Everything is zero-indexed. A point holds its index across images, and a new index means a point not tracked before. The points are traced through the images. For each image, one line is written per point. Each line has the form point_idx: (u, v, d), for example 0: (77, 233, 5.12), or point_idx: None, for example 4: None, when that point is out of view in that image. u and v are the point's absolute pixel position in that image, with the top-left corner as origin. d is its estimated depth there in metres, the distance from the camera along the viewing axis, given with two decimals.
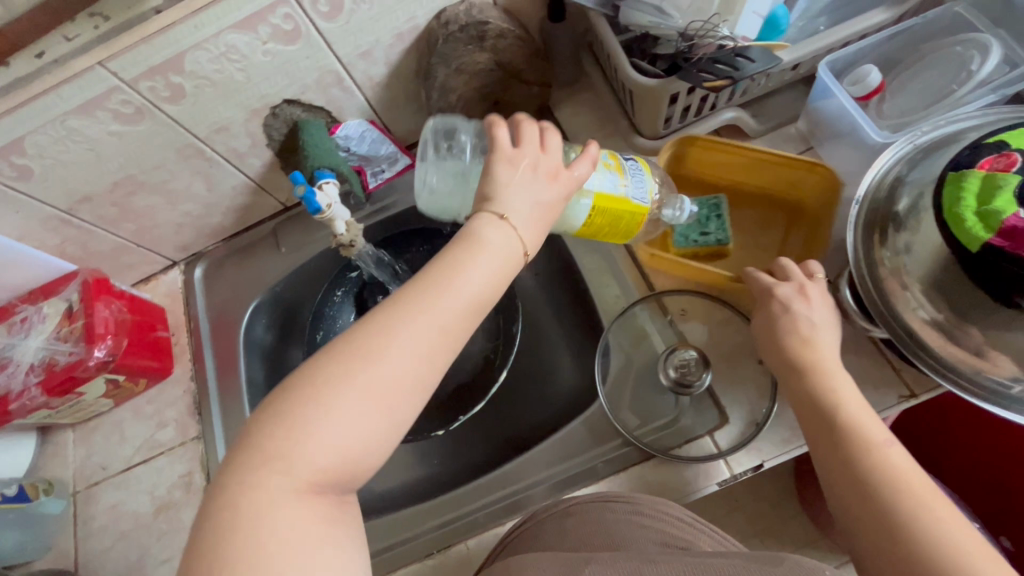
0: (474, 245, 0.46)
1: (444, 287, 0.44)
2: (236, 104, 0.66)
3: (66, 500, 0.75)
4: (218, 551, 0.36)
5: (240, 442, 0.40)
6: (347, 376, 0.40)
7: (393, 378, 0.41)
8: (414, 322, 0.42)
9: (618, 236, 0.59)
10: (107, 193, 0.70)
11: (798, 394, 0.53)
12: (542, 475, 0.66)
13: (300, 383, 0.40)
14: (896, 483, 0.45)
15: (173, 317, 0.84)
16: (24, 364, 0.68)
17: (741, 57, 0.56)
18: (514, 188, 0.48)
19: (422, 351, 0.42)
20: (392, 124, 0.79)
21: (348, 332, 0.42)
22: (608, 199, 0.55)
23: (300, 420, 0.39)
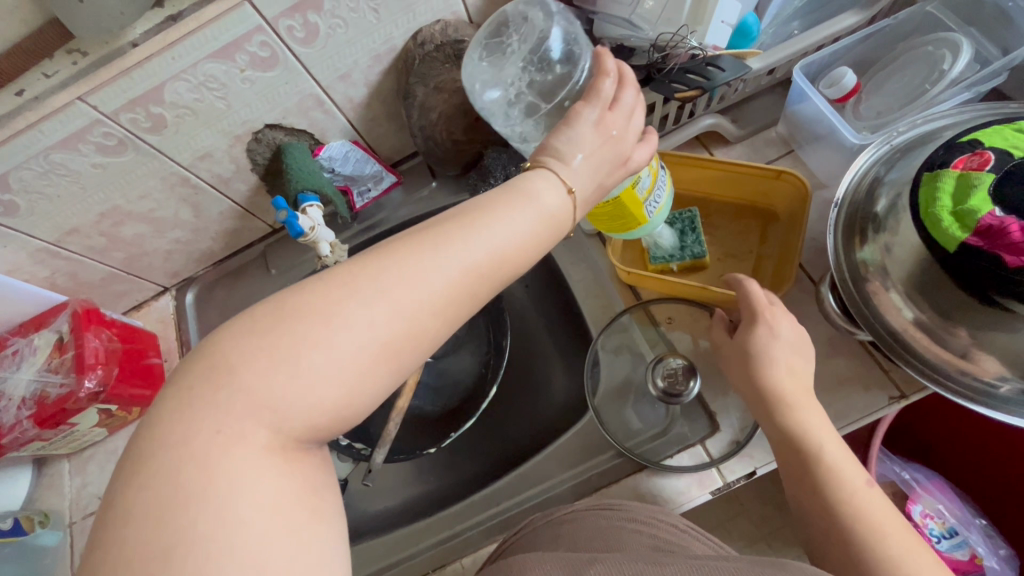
0: (510, 201, 0.43)
1: (468, 234, 0.41)
2: (218, 131, 0.67)
3: (62, 531, 0.75)
4: (178, 519, 0.32)
5: (217, 380, 0.36)
6: (361, 322, 0.37)
7: (408, 330, 0.38)
8: (441, 272, 0.39)
9: (606, 227, 0.57)
10: (93, 224, 0.71)
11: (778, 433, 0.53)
12: (536, 489, 0.66)
13: (309, 321, 0.37)
14: (871, 527, 0.47)
15: (165, 343, 0.84)
16: (16, 397, 0.68)
17: (711, 67, 0.57)
18: (590, 158, 0.45)
19: (439, 306, 0.39)
20: (376, 143, 0.80)
21: (364, 266, 0.39)
22: (633, 198, 0.52)
23: (301, 364, 0.36)
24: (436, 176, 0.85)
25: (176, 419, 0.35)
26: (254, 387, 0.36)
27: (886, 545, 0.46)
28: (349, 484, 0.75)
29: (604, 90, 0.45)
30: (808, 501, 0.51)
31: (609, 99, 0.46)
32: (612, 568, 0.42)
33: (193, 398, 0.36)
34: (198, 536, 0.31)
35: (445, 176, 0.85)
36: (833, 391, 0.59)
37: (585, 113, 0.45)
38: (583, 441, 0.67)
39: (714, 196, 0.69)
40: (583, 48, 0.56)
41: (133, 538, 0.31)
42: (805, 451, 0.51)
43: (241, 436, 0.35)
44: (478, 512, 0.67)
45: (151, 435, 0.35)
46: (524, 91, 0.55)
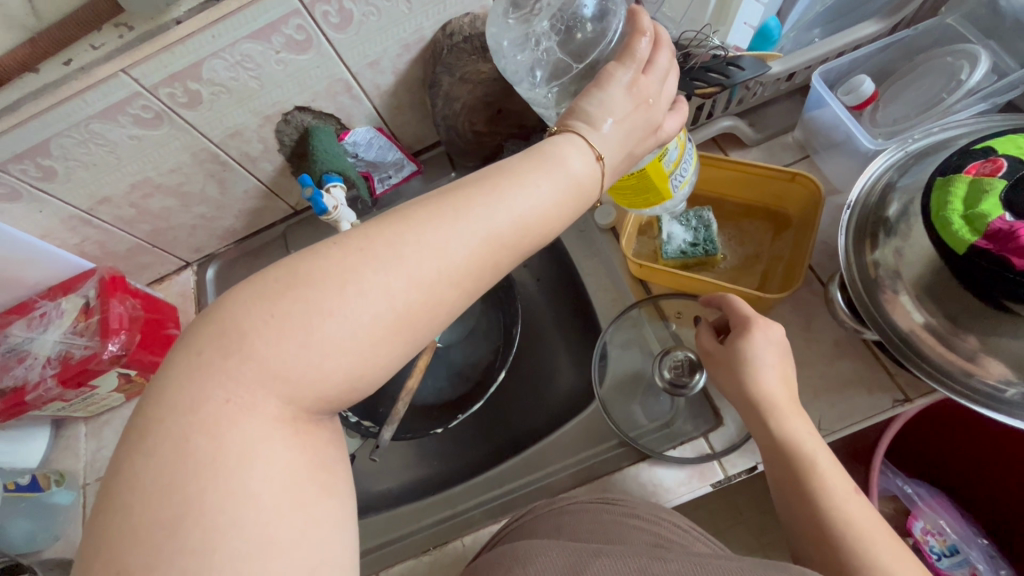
0: (521, 174, 0.44)
1: (479, 210, 0.41)
2: (249, 110, 0.69)
3: (75, 491, 0.77)
4: (196, 484, 0.33)
5: (233, 343, 0.37)
6: (374, 294, 0.38)
7: (417, 304, 0.40)
8: (454, 241, 0.40)
9: (631, 202, 0.58)
10: (125, 194, 0.73)
11: (767, 440, 0.54)
12: (538, 475, 0.67)
13: (324, 288, 0.37)
14: (856, 533, 0.48)
15: (184, 316, 0.87)
16: (40, 357, 0.71)
17: (732, 66, 0.57)
18: (619, 126, 0.46)
19: (450, 280, 0.40)
20: (399, 132, 0.82)
21: (376, 235, 0.40)
22: (659, 170, 0.53)
23: (312, 331, 0.37)
24: (456, 167, 0.87)
25: (185, 386, 0.36)
26: (266, 355, 0.37)
27: (870, 549, 0.47)
28: (356, 460, 0.76)
29: (640, 52, 0.47)
30: (797, 508, 0.52)
31: (642, 60, 0.47)
32: (614, 565, 0.42)
33: (206, 360, 0.37)
34: (206, 504, 0.33)
35: (465, 168, 0.86)
36: (836, 392, 0.59)
37: (618, 73, 0.47)
38: (588, 431, 0.69)
39: (727, 197, 0.70)
40: (614, 6, 0.56)
41: (144, 485, 0.33)
42: (794, 458, 0.52)
43: (250, 407, 0.36)
44: (482, 494, 0.69)
45: (160, 401, 0.36)
46: (551, 51, 0.56)
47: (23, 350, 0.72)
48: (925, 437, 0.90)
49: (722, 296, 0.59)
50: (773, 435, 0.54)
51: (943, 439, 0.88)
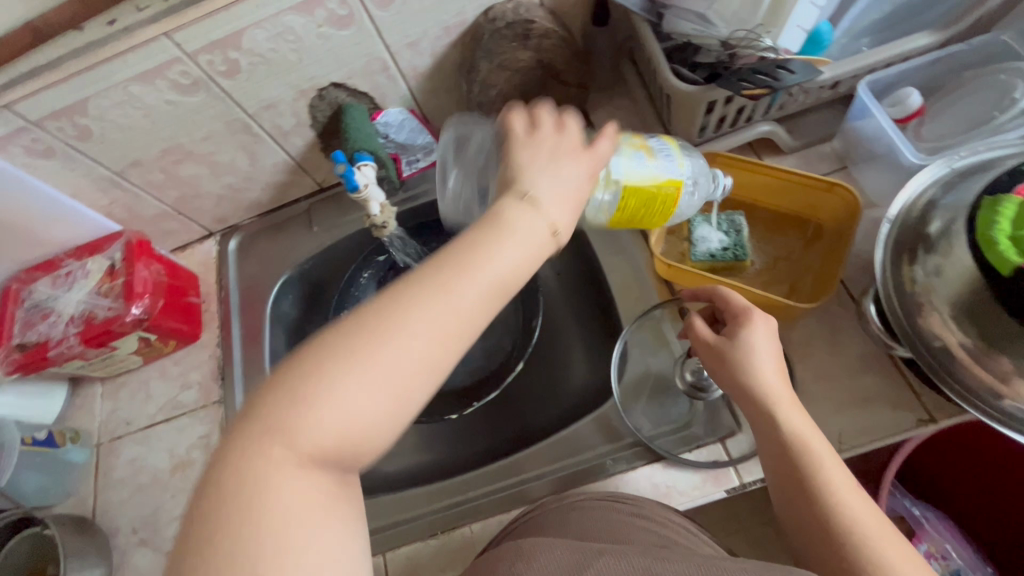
0: (508, 228, 0.42)
1: (466, 267, 0.40)
2: (285, 83, 0.69)
3: (89, 450, 0.78)
4: (240, 546, 0.32)
5: (258, 425, 0.35)
6: (399, 365, 0.37)
7: (438, 367, 0.38)
8: (461, 303, 0.39)
9: (655, 219, 0.59)
10: (156, 159, 0.73)
11: (768, 439, 0.51)
12: (546, 468, 0.66)
13: (341, 364, 0.36)
14: (866, 539, 0.45)
15: (204, 285, 0.87)
16: (65, 315, 0.71)
17: (781, 69, 0.57)
18: (539, 175, 0.47)
19: (450, 329, 0.38)
20: (431, 115, 0.82)
21: (382, 311, 0.38)
22: (634, 184, 0.55)
23: (337, 402, 0.35)
24: None
25: (214, 467, 0.35)
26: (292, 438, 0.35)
27: (882, 553, 0.44)
28: None
29: (517, 129, 0.50)
30: (802, 511, 0.49)
31: (527, 128, 0.51)
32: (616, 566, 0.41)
33: (231, 449, 0.35)
34: (252, 564, 0.31)
35: None
36: (860, 407, 0.58)
37: (514, 148, 0.49)
38: (600, 427, 0.66)
39: (760, 203, 0.70)
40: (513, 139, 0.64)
41: (194, 558, 0.32)
42: (799, 458, 0.49)
43: (277, 470, 0.34)
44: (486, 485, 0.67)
45: (200, 481, 0.35)
46: (474, 180, 0.65)
47: (48, 307, 0.72)
48: (942, 463, 0.89)
49: (717, 287, 0.58)
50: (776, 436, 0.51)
51: (960, 466, 0.87)
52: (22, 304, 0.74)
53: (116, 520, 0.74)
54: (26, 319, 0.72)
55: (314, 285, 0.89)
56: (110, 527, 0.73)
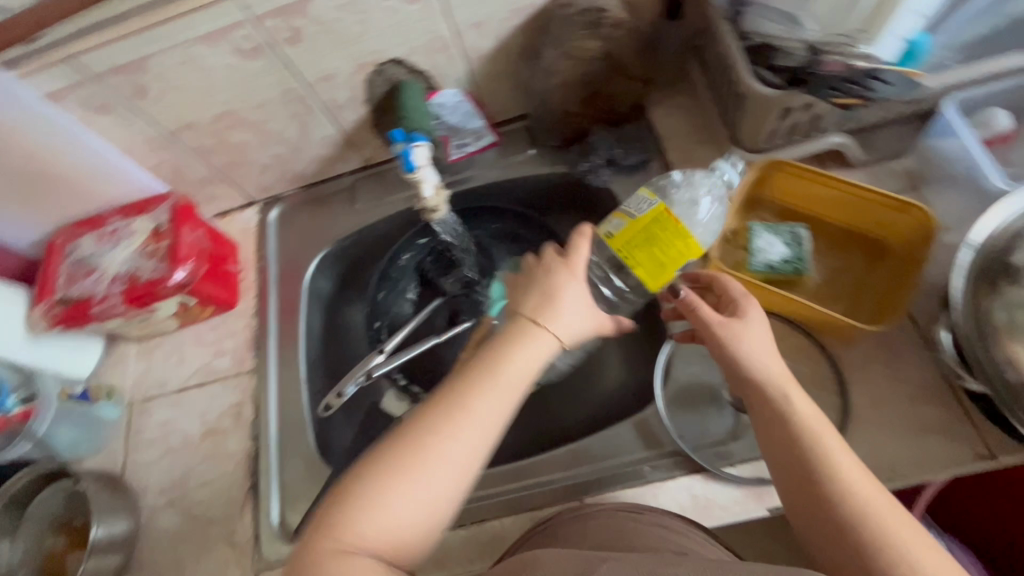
0: (518, 346, 0.49)
1: (481, 383, 0.47)
2: (346, 55, 0.68)
3: (122, 407, 0.79)
4: None
5: (319, 526, 0.44)
6: (431, 475, 0.44)
7: (462, 475, 0.45)
8: (480, 420, 0.46)
9: (683, 254, 0.54)
10: (209, 123, 0.73)
11: (768, 425, 0.49)
12: (580, 471, 0.64)
13: (386, 474, 0.44)
14: (878, 522, 0.43)
15: (243, 253, 0.86)
16: (109, 272, 0.71)
17: (874, 79, 0.57)
18: (539, 298, 0.51)
19: (472, 437, 0.46)
20: (486, 99, 0.80)
21: (414, 432, 0.46)
22: (620, 241, 0.56)
23: (382, 507, 0.43)
24: (535, 145, 0.84)
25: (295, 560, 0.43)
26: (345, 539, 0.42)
27: (896, 535, 0.43)
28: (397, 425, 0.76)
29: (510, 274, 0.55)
30: (810, 501, 0.46)
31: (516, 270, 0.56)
32: (626, 566, 0.40)
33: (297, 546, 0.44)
34: None
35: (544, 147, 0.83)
36: (914, 437, 0.56)
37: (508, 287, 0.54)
38: (640, 433, 0.64)
39: (824, 218, 0.67)
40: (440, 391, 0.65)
41: None
42: (804, 443, 0.47)
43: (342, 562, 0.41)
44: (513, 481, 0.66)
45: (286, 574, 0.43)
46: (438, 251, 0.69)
47: (92, 263, 0.72)
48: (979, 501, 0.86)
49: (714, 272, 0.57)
50: (782, 420, 0.49)
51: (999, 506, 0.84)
52: (67, 258, 0.74)
53: (144, 479, 0.74)
54: (71, 273, 0.73)
55: (352, 263, 0.88)
56: (138, 486, 0.74)
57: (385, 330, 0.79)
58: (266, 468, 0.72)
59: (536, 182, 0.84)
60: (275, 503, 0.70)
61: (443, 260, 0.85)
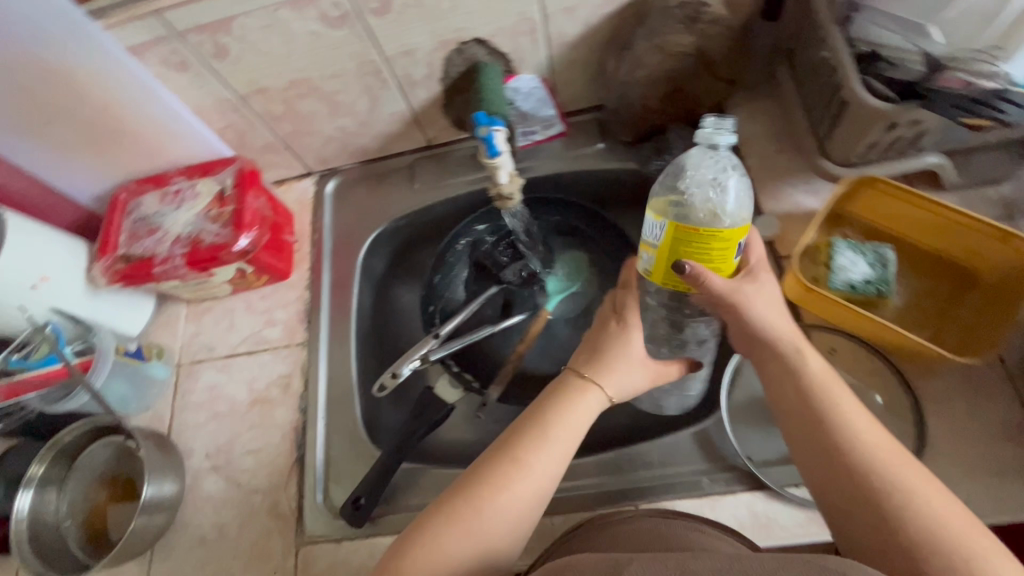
0: (577, 410, 0.52)
1: (539, 436, 0.50)
2: (430, 31, 0.66)
3: (170, 368, 0.79)
4: None
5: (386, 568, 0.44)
6: (497, 530, 0.46)
7: (521, 530, 0.47)
8: (541, 479, 0.49)
9: (729, 245, 0.45)
10: (281, 89, 0.71)
11: (781, 384, 0.50)
12: (636, 475, 0.63)
13: (454, 526, 0.45)
14: (887, 471, 0.43)
15: (298, 224, 0.85)
16: (171, 233, 0.71)
17: (1007, 101, 0.51)
18: (598, 356, 0.55)
19: (533, 485, 0.48)
20: (561, 87, 0.77)
21: (481, 485, 0.48)
22: (662, 276, 0.48)
23: (453, 559, 0.44)
24: (605, 138, 0.81)
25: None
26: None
27: (903, 481, 0.43)
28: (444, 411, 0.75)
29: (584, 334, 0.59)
30: (823, 455, 0.46)
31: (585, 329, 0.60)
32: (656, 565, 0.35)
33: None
34: None
35: (614, 141, 0.81)
36: (995, 478, 0.54)
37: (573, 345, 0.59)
38: (700, 444, 0.63)
39: (910, 241, 0.65)
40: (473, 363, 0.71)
41: None
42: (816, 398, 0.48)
43: None
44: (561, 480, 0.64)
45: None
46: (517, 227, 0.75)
47: (155, 223, 0.72)
48: None
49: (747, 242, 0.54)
50: (796, 379, 0.49)
51: None
52: (129, 216, 0.74)
53: (190, 441, 0.74)
54: (133, 231, 0.72)
55: (405, 242, 0.87)
56: (184, 448, 0.74)
57: (437, 315, 0.79)
58: (312, 442, 0.71)
59: (602, 177, 0.82)
60: (320, 478, 0.69)
61: (502, 246, 0.81)
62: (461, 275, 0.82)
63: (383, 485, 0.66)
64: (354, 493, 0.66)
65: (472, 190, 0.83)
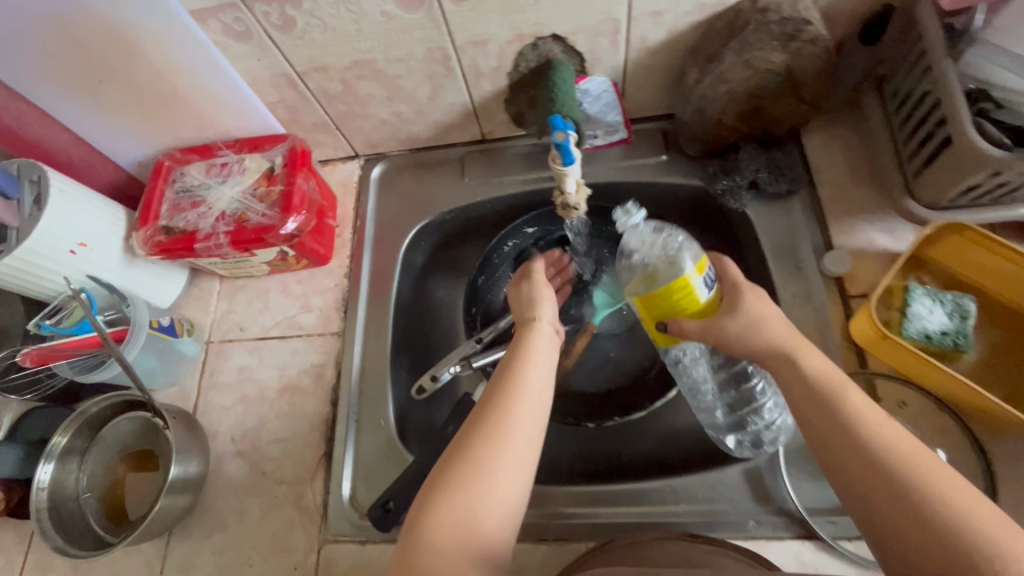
0: (540, 351, 0.53)
1: (524, 375, 0.50)
2: (508, 22, 0.62)
3: (200, 345, 0.77)
4: None
5: (405, 538, 0.43)
6: (506, 462, 0.45)
7: (529, 456, 0.46)
8: (529, 404, 0.48)
9: (682, 297, 0.56)
10: (343, 69, 0.67)
11: (796, 391, 0.50)
12: (679, 510, 0.61)
13: (458, 470, 0.44)
14: (902, 455, 0.44)
15: (341, 209, 0.83)
16: (216, 209, 0.68)
17: None
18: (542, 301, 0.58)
19: (527, 420, 0.47)
20: (631, 92, 0.73)
21: (470, 431, 0.47)
22: (665, 340, 0.61)
23: (469, 503, 0.43)
24: (668, 149, 0.77)
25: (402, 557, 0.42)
26: (442, 543, 0.42)
27: (918, 462, 0.43)
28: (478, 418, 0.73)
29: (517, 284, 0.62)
30: (846, 457, 0.46)
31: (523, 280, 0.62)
32: None
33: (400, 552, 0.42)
34: None
35: (678, 153, 0.77)
36: None
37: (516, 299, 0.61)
38: (749, 484, 0.60)
39: (993, 294, 0.61)
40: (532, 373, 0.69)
41: None
42: (823, 393, 0.49)
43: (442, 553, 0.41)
44: (601, 506, 0.62)
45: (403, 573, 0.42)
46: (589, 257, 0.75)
47: (200, 195, 0.70)
48: None
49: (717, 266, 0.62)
50: (800, 376, 0.51)
51: None
52: (173, 185, 0.72)
53: (216, 423, 0.73)
54: (175, 202, 0.70)
55: (447, 237, 0.84)
56: (210, 429, 0.72)
57: (479, 318, 0.77)
58: (341, 438, 0.69)
59: (661, 190, 0.78)
60: (347, 475, 0.67)
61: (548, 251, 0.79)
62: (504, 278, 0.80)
63: (414, 491, 0.63)
64: (383, 496, 0.63)
65: (524, 191, 0.79)
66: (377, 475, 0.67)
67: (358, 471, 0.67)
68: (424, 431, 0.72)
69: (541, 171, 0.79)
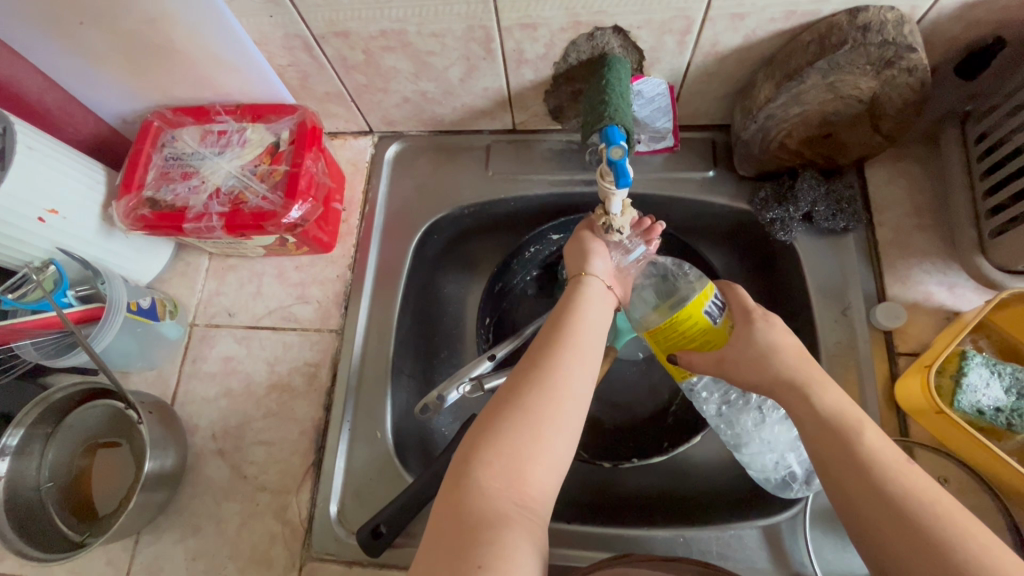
0: (592, 305, 0.53)
1: (575, 330, 0.50)
2: (567, 7, 0.53)
3: (183, 328, 0.70)
4: (462, 558, 0.37)
5: (451, 479, 0.42)
6: (554, 413, 0.44)
7: (577, 410, 0.46)
8: (578, 360, 0.48)
9: (687, 335, 0.52)
10: (367, 37, 0.58)
11: (809, 427, 0.46)
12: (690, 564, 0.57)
13: (506, 417, 0.44)
14: (918, 502, 0.40)
15: (349, 190, 0.74)
16: (211, 184, 0.62)
17: None
18: (596, 256, 0.57)
19: (577, 372, 0.47)
20: (687, 98, 0.65)
21: (519, 379, 0.46)
22: (680, 373, 0.56)
23: (517, 449, 0.42)
24: (717, 164, 0.70)
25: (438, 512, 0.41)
26: (489, 485, 0.41)
27: (933, 506, 0.39)
28: None
29: (573, 241, 0.60)
30: (860, 501, 0.42)
31: (574, 242, 0.59)
32: None
33: (439, 508, 0.41)
34: (481, 554, 0.37)
35: (728, 169, 0.69)
36: None
37: (570, 256, 0.59)
38: (769, 545, 0.57)
39: None
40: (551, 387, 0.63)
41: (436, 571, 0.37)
42: (836, 429, 0.45)
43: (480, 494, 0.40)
44: (607, 551, 0.58)
45: (434, 530, 0.40)
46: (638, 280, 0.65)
47: (193, 166, 0.64)
48: None
49: (733, 289, 0.57)
50: (811, 414, 0.46)
51: None
52: (161, 150, 0.65)
53: (195, 416, 0.66)
54: (164, 170, 0.64)
55: (462, 233, 0.76)
56: (189, 423, 0.66)
57: (492, 331, 0.72)
58: (331, 448, 0.63)
59: (705, 209, 0.71)
60: (336, 489, 0.62)
61: None
62: (520, 286, 0.75)
63: (410, 516, 0.58)
64: (373, 520, 0.58)
65: (552, 192, 0.71)
66: (370, 493, 0.62)
67: (349, 487, 0.62)
68: (422, 447, 0.67)
69: (573, 173, 0.71)
